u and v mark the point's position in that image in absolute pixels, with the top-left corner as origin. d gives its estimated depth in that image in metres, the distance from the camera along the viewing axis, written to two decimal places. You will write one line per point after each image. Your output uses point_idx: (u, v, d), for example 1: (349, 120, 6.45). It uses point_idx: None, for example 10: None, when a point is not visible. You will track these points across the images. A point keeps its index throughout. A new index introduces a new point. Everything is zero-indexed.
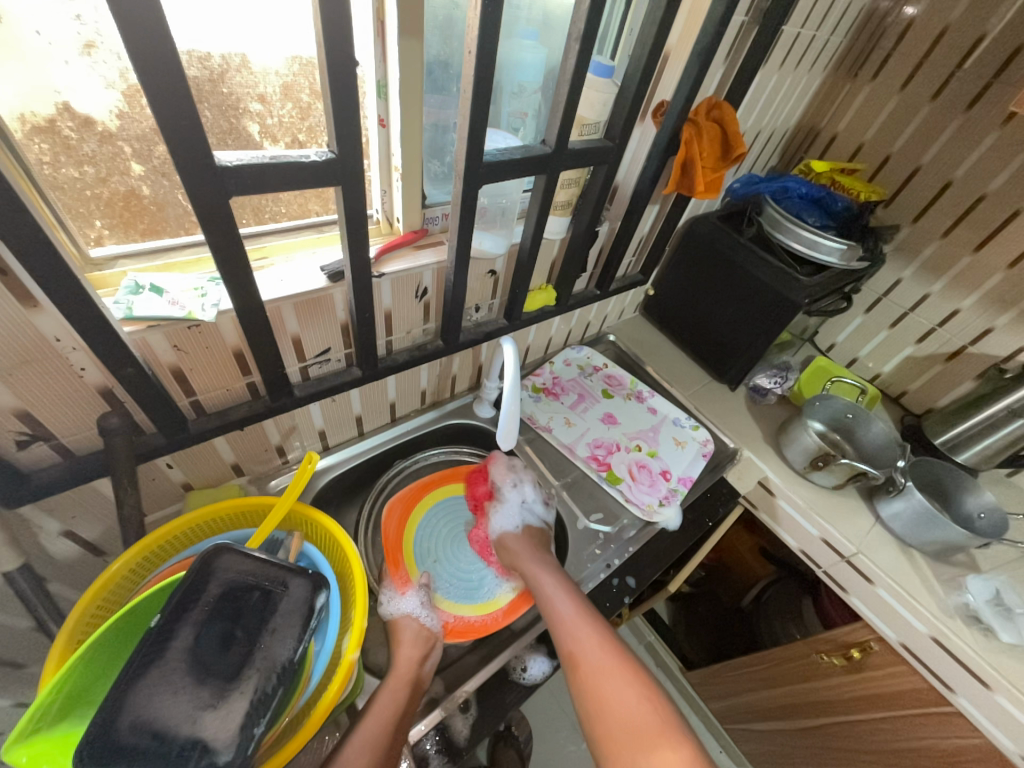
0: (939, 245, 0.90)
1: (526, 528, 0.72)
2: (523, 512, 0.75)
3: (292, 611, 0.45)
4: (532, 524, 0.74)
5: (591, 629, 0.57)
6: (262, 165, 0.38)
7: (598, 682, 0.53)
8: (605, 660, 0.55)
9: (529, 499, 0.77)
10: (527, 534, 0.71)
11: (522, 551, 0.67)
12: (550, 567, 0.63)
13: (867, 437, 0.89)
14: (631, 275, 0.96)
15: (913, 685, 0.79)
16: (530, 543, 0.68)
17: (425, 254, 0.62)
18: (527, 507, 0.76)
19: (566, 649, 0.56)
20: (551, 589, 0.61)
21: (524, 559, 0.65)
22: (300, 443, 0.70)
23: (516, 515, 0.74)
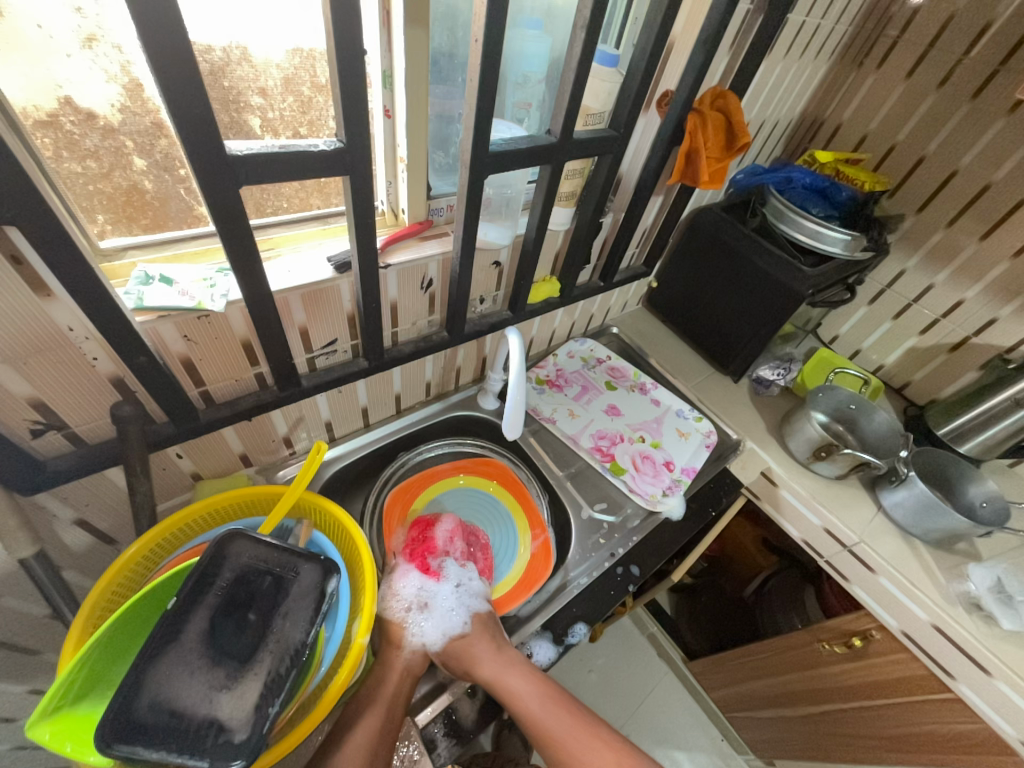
0: (943, 235, 0.90)
1: (478, 622, 0.60)
2: (462, 598, 0.63)
3: (302, 595, 0.46)
4: (480, 609, 0.62)
5: (593, 740, 0.58)
6: (274, 154, 0.39)
7: None
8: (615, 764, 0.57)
9: (467, 582, 0.65)
10: (480, 630, 0.59)
11: (495, 669, 0.56)
12: (522, 672, 0.57)
13: (870, 427, 0.90)
14: (635, 266, 0.96)
15: (913, 671, 0.80)
16: (498, 648, 0.58)
17: (432, 244, 0.62)
18: (466, 585, 0.64)
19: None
20: (540, 710, 0.57)
21: (495, 676, 0.56)
22: (307, 433, 0.71)
23: (456, 600, 0.63)
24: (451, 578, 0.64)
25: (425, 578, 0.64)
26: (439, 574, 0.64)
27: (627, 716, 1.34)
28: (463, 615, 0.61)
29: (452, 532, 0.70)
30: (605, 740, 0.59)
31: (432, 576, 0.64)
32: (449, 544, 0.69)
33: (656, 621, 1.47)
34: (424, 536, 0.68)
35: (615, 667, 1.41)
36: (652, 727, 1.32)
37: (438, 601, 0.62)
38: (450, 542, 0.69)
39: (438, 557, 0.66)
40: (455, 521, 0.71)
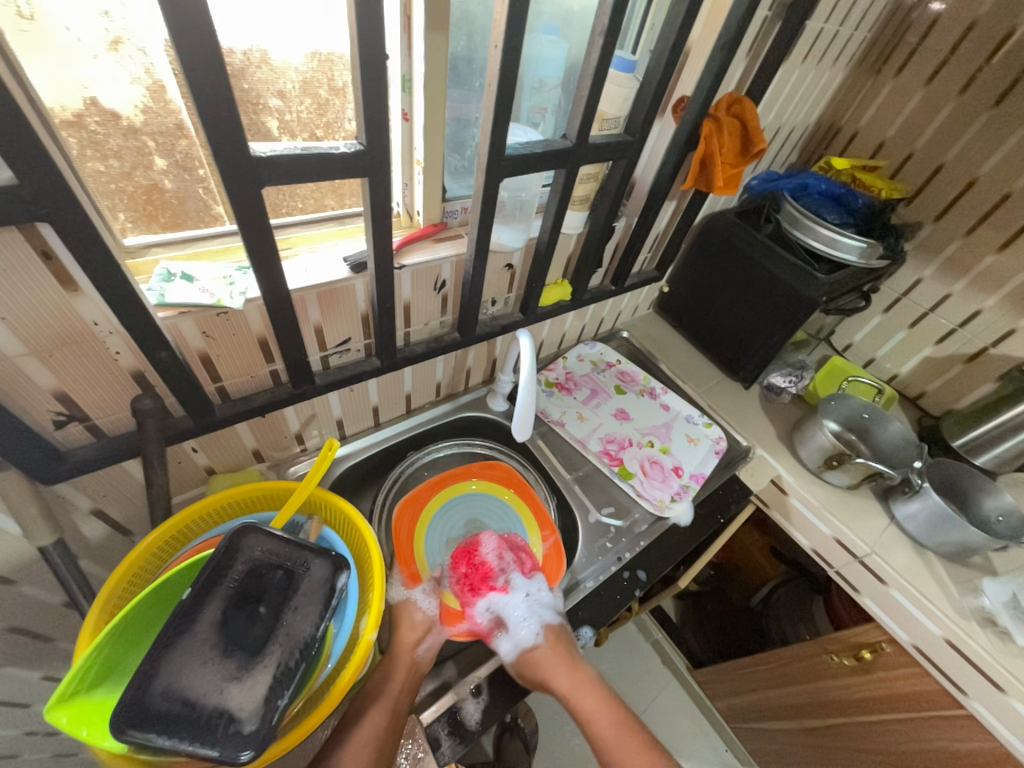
0: (961, 244, 0.89)
1: (550, 633, 0.63)
2: (533, 611, 0.64)
3: (312, 590, 0.46)
4: (551, 619, 0.64)
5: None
6: (295, 155, 0.39)
7: None
8: None
9: (535, 594, 0.65)
10: (554, 642, 0.62)
11: (569, 680, 0.61)
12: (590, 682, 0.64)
13: (883, 437, 0.89)
14: (646, 271, 0.96)
15: (925, 687, 0.79)
16: (571, 661, 0.62)
17: (445, 246, 0.63)
18: (535, 597, 0.65)
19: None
20: (613, 734, 0.61)
21: (569, 687, 0.61)
22: (319, 431, 0.72)
23: (528, 610, 0.63)
24: (516, 594, 0.64)
25: (491, 603, 0.64)
26: (503, 593, 0.64)
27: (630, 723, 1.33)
28: (536, 626, 0.62)
29: (499, 549, 0.68)
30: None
31: (496, 598, 0.64)
32: (502, 562, 0.67)
33: (661, 628, 1.46)
34: (473, 564, 0.67)
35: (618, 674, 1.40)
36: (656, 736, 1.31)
37: (513, 618, 0.62)
38: (501, 560, 0.67)
39: (497, 580, 0.65)
40: (497, 537, 0.70)
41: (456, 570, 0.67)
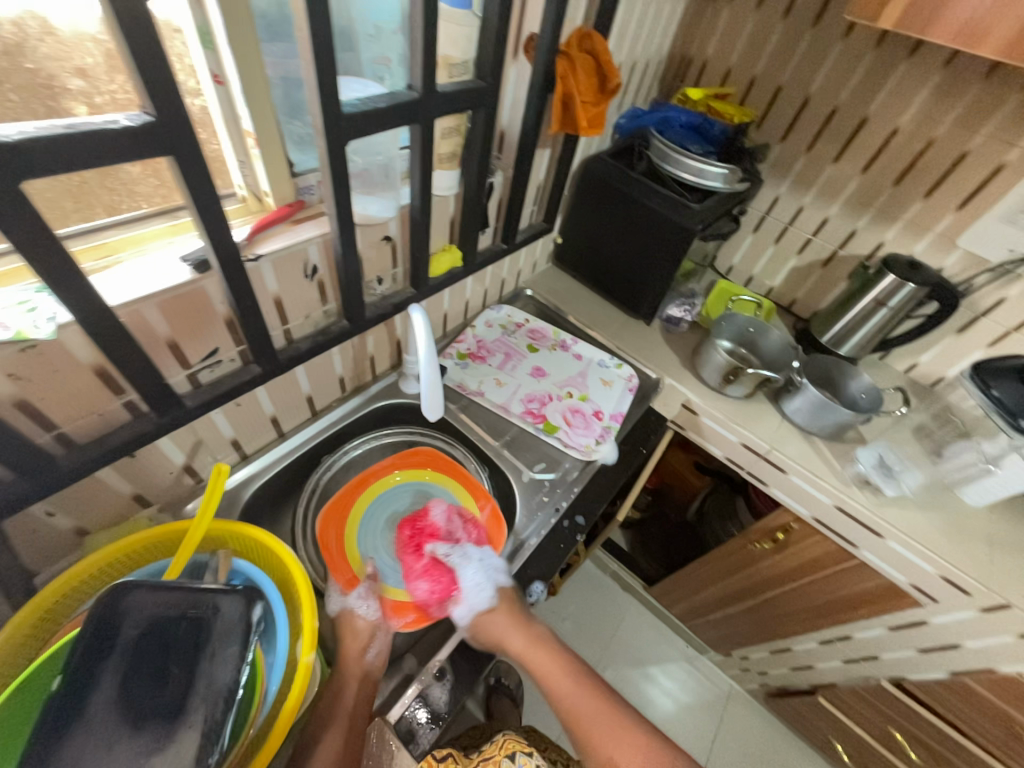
0: (805, 159, 0.98)
1: (504, 595, 0.62)
2: (486, 572, 0.63)
3: (227, 632, 0.41)
4: (503, 583, 0.64)
5: (617, 723, 0.59)
6: (59, 136, 0.31)
7: None
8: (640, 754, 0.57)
9: (486, 557, 0.64)
10: (506, 601, 0.62)
11: (524, 643, 0.61)
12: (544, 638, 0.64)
13: (767, 345, 0.99)
14: (536, 224, 0.95)
15: (827, 548, 0.92)
16: (523, 622, 0.62)
17: (306, 227, 0.57)
18: (487, 560, 0.64)
19: (603, 753, 0.57)
20: (565, 686, 0.62)
21: (523, 650, 0.61)
22: (211, 457, 0.64)
23: (482, 573, 0.62)
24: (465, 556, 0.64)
25: (441, 561, 0.63)
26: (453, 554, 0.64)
27: (602, 650, 1.43)
28: (491, 588, 0.61)
29: (447, 512, 0.69)
30: (632, 730, 0.59)
31: (446, 559, 0.64)
32: (449, 525, 0.68)
33: (615, 559, 1.53)
34: (421, 527, 0.67)
35: (584, 610, 1.50)
36: (626, 654, 1.43)
37: (465, 579, 0.61)
38: (447, 523, 0.68)
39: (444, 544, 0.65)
40: (445, 501, 0.71)
41: (404, 535, 0.67)
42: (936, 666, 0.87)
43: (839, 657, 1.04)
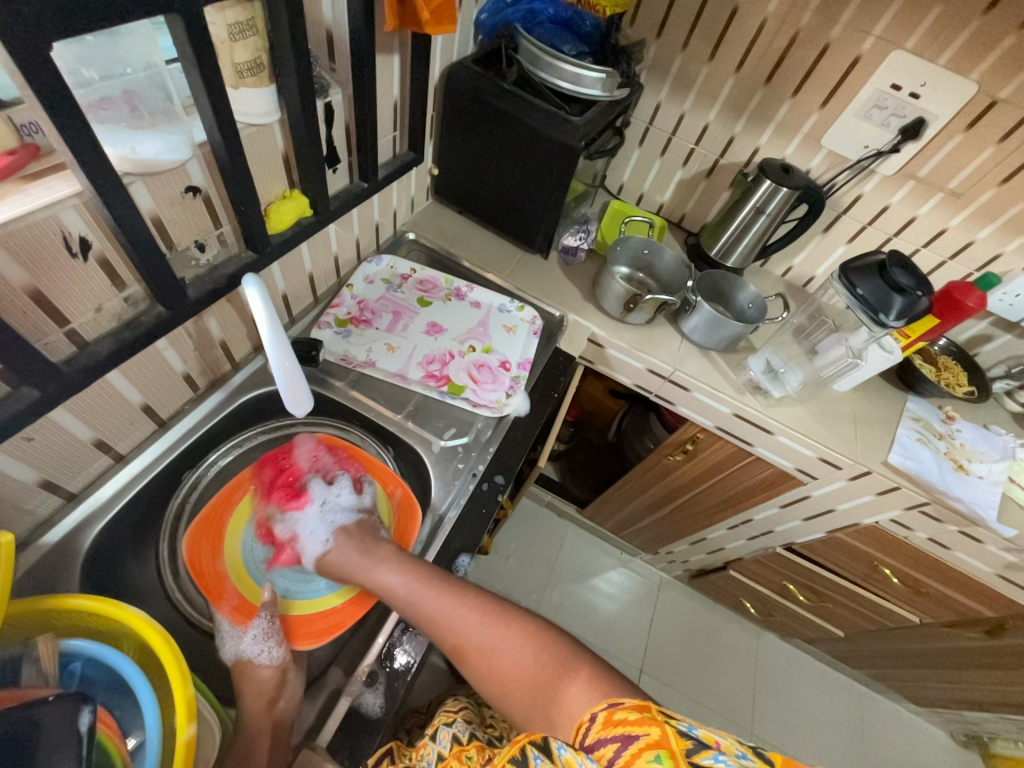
0: (682, 60, 0.92)
1: (341, 534, 0.58)
2: (326, 516, 0.61)
3: (57, 747, 0.32)
4: (344, 523, 0.60)
5: (460, 606, 0.52)
6: None
7: (487, 658, 0.50)
8: (489, 633, 0.51)
9: (331, 499, 0.63)
10: (345, 540, 0.57)
11: (362, 565, 0.55)
12: (385, 555, 0.55)
13: (663, 266, 0.98)
14: (402, 153, 0.80)
15: (729, 451, 1.00)
16: (366, 551, 0.56)
17: (48, 184, 0.40)
18: (333, 502, 0.62)
19: (448, 640, 0.51)
20: (406, 593, 0.53)
21: (367, 575, 0.54)
22: (12, 508, 0.49)
23: (320, 519, 0.60)
24: (315, 502, 0.62)
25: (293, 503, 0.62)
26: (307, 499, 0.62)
27: (547, 575, 1.52)
28: (325, 533, 0.59)
29: (308, 451, 0.67)
30: (478, 607, 0.52)
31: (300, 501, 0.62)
32: (308, 463, 0.66)
33: (549, 491, 1.58)
34: (282, 467, 0.65)
35: (526, 544, 1.56)
36: (569, 573, 1.54)
37: (303, 524, 0.60)
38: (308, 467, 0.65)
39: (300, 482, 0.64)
40: (313, 439, 0.67)
41: (262, 476, 0.64)
42: (817, 528, 1.02)
43: (744, 536, 1.18)
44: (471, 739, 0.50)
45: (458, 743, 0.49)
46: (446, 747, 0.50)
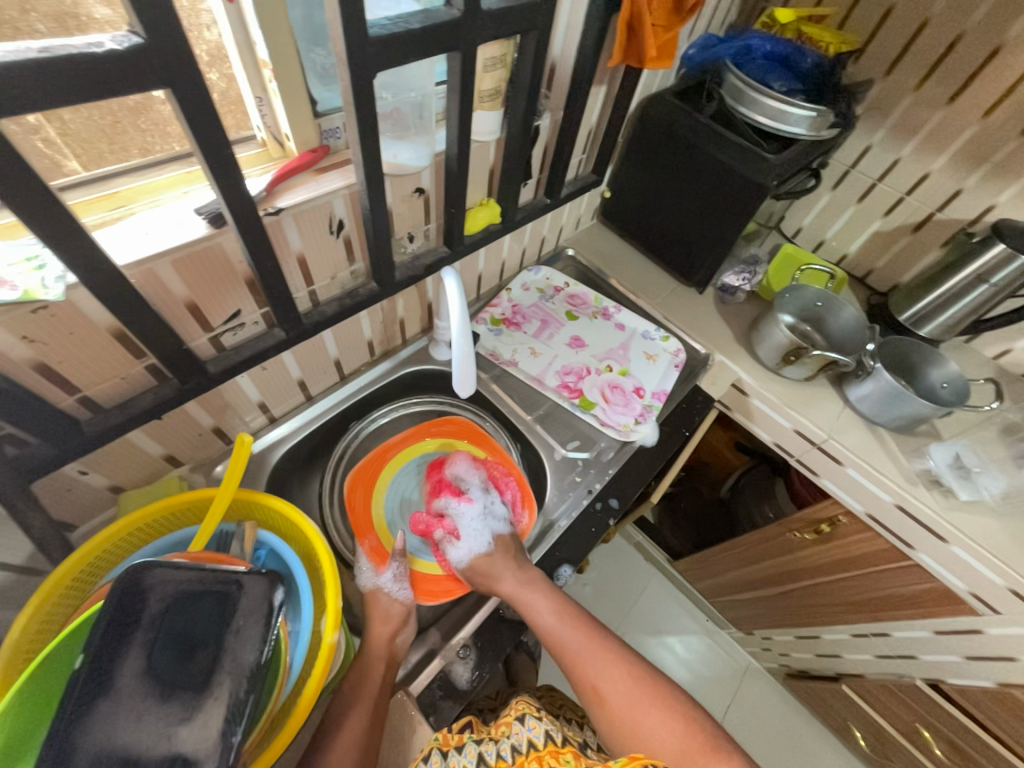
0: (912, 101, 0.82)
1: (501, 542, 0.61)
2: (487, 521, 0.63)
3: (252, 610, 0.40)
4: (503, 534, 0.62)
5: (606, 656, 0.55)
6: (32, 60, 0.26)
7: (627, 716, 0.51)
8: (631, 690, 0.52)
9: (492, 508, 0.65)
10: (504, 551, 0.60)
11: (516, 583, 0.57)
12: (535, 577, 0.59)
13: (837, 323, 0.88)
14: (583, 175, 0.85)
15: (877, 546, 0.86)
16: (518, 569, 0.59)
17: (332, 177, 0.50)
18: (491, 511, 0.65)
19: (588, 682, 0.54)
20: (555, 623, 0.56)
21: (518, 594, 0.57)
22: (239, 420, 0.63)
23: (481, 521, 0.63)
24: (475, 504, 0.64)
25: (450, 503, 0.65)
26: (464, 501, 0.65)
27: (620, 615, 1.45)
28: (488, 535, 0.62)
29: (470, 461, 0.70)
30: (622, 663, 0.55)
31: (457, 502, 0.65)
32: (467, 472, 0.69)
33: (641, 531, 1.51)
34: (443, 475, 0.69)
35: (605, 577, 1.51)
36: (644, 621, 1.45)
37: (465, 521, 0.63)
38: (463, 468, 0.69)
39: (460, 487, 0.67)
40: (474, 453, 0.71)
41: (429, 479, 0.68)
42: (982, 674, 0.80)
43: (872, 652, 0.99)
44: (564, 743, 0.51)
45: (552, 742, 0.50)
46: (536, 738, 0.51)
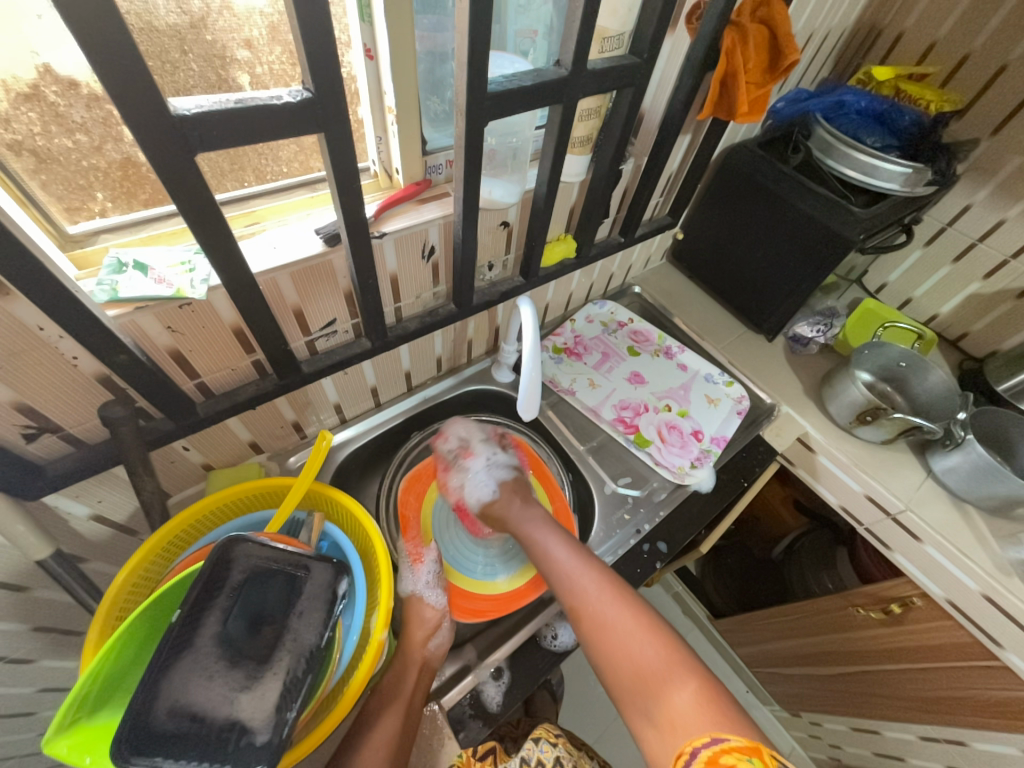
0: (1021, 162, 0.77)
1: (506, 488, 0.64)
2: (491, 472, 0.67)
3: (316, 596, 0.45)
4: (508, 478, 0.66)
5: (587, 572, 0.52)
6: (227, 110, 0.32)
7: (598, 630, 0.48)
8: (607, 605, 0.49)
9: (493, 459, 0.68)
10: (509, 492, 0.63)
11: (514, 508, 0.61)
12: (534, 514, 0.60)
13: (922, 386, 0.82)
14: (659, 217, 0.87)
15: (957, 639, 0.77)
16: (522, 504, 0.61)
17: (430, 207, 0.56)
18: (495, 460, 0.68)
19: (564, 594, 0.52)
20: (546, 538, 0.57)
21: (517, 522, 0.60)
22: (316, 417, 0.68)
23: (486, 472, 0.67)
24: (479, 458, 0.68)
25: (455, 466, 0.69)
26: (467, 460, 0.69)
27: None
28: (494, 487, 0.65)
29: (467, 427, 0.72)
30: (603, 578, 0.51)
31: (459, 463, 0.69)
32: (464, 435, 0.71)
33: (681, 582, 1.44)
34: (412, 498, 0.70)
35: None
36: None
37: (471, 473, 0.67)
38: (455, 434, 0.70)
39: (462, 456, 0.69)
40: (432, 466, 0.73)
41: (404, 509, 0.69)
42: None
43: (943, 761, 0.88)
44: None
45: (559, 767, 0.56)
46: (545, 758, 0.57)
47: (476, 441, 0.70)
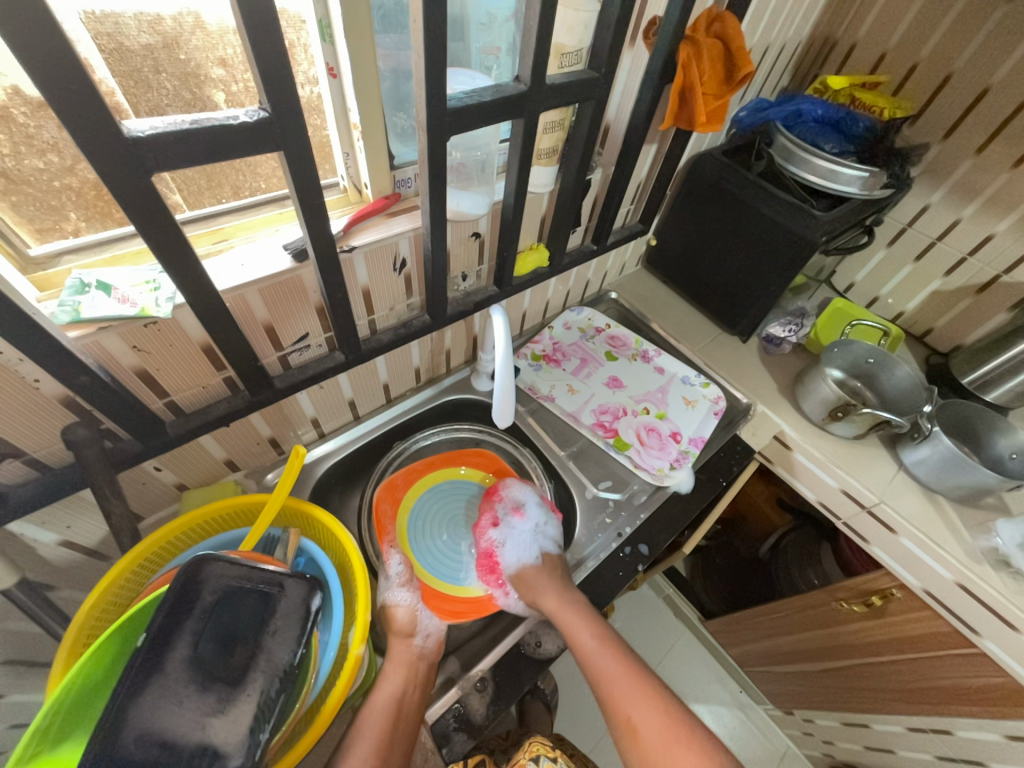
0: (972, 164, 0.81)
1: (549, 564, 0.64)
2: (537, 539, 0.67)
3: (290, 613, 0.44)
4: (551, 555, 0.66)
5: (642, 693, 0.55)
6: (182, 131, 0.32)
7: (657, 756, 0.51)
8: (664, 729, 0.53)
9: (543, 528, 0.68)
10: (546, 570, 0.63)
11: (557, 602, 0.60)
12: (579, 607, 0.61)
13: (890, 382, 0.84)
14: (630, 224, 0.88)
15: (936, 628, 0.78)
16: (561, 587, 0.62)
17: (400, 220, 0.56)
18: (544, 530, 0.68)
19: (623, 714, 0.55)
20: (595, 647, 0.58)
21: (560, 613, 0.59)
22: (294, 433, 0.68)
23: (532, 537, 0.67)
24: (527, 520, 0.69)
25: (502, 518, 0.70)
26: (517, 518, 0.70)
27: None
28: (533, 555, 0.65)
29: (521, 490, 0.71)
30: (657, 703, 0.55)
31: (509, 518, 0.69)
32: (511, 497, 0.71)
33: (671, 584, 1.45)
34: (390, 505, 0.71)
35: (630, 629, 1.43)
36: (671, 684, 1.35)
37: (517, 532, 0.68)
38: (515, 491, 0.71)
39: (506, 512, 0.70)
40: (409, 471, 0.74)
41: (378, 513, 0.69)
42: None
43: (930, 751, 0.89)
44: None
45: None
46: None
47: (525, 502, 0.70)
